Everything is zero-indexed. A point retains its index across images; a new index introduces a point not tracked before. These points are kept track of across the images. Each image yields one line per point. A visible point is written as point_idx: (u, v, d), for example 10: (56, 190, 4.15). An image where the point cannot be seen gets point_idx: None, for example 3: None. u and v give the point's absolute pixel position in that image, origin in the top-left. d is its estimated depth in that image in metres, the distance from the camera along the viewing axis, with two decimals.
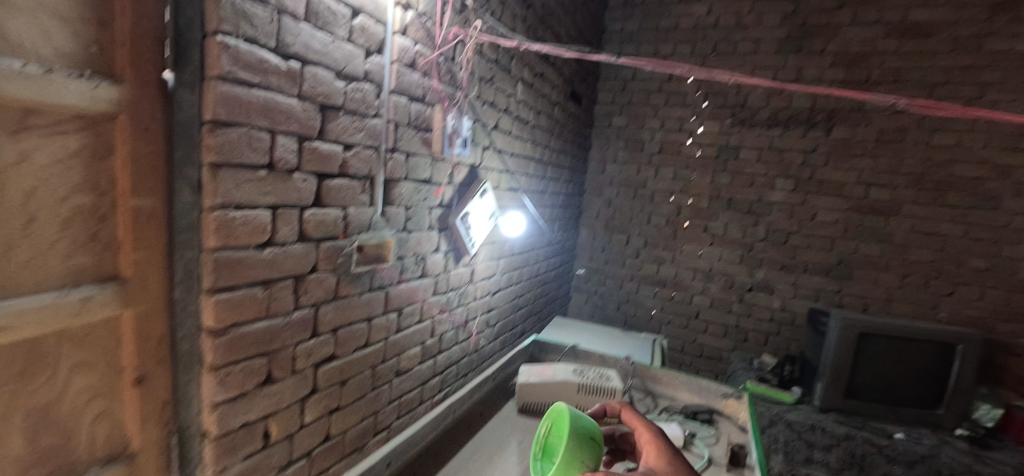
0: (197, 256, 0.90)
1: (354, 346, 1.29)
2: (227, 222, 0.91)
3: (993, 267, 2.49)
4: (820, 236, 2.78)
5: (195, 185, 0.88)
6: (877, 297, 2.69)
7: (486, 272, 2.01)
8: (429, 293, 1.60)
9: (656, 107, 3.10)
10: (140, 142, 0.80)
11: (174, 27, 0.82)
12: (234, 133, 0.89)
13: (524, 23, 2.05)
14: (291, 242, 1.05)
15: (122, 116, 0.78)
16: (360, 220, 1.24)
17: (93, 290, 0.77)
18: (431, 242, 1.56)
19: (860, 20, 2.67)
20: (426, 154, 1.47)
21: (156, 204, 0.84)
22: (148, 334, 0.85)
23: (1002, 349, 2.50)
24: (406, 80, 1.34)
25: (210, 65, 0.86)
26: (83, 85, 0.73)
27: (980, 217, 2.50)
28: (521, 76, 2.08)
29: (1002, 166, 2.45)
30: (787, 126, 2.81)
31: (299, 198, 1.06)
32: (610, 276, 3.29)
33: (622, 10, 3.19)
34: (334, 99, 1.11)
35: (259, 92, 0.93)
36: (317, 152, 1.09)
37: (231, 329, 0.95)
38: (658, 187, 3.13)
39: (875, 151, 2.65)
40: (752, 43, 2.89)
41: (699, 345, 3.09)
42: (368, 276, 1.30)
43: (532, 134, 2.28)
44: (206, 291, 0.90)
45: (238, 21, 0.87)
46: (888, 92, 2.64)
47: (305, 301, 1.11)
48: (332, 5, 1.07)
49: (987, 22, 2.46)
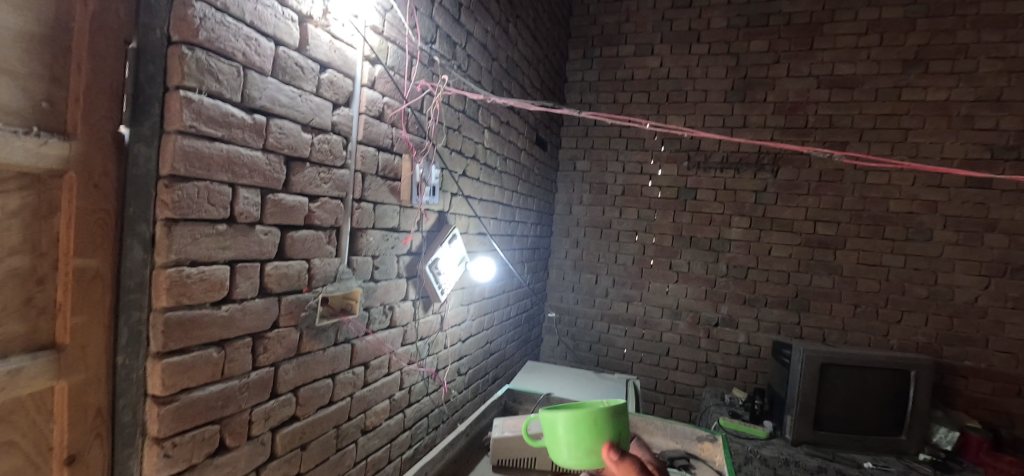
0: (145, 317, 0.84)
1: (317, 404, 1.22)
2: (181, 279, 0.87)
3: (933, 294, 2.67)
4: (777, 271, 2.91)
5: (148, 241, 0.84)
6: (834, 327, 2.81)
7: (456, 319, 1.97)
8: (398, 343, 1.55)
9: (617, 151, 3.25)
10: (89, 200, 0.76)
11: (134, 82, 0.80)
12: (193, 188, 0.87)
13: (489, 75, 2.14)
14: (250, 297, 1.01)
15: (72, 173, 0.74)
16: (326, 271, 1.21)
17: (25, 361, 0.70)
18: (399, 291, 1.53)
19: (794, 73, 2.95)
20: (394, 202, 1.47)
21: (103, 263, 0.79)
22: (84, 407, 0.77)
23: (951, 373, 2.63)
24: (375, 130, 1.35)
25: (170, 121, 0.84)
26: (30, 142, 0.69)
27: (916, 248, 2.70)
28: (488, 125, 2.15)
29: (929, 201, 2.68)
30: (738, 168, 2.99)
31: (261, 251, 1.02)
32: (581, 316, 3.30)
33: (581, 63, 3.40)
34: (301, 151, 1.11)
35: (222, 145, 0.92)
36: (281, 204, 1.07)
37: (181, 396, 0.88)
38: (623, 227, 3.22)
39: (818, 190, 2.85)
40: (702, 93, 3.12)
41: (672, 382, 3.10)
42: (333, 329, 1.25)
43: (499, 179, 2.33)
44: (155, 355, 0.85)
45: (202, 76, 0.87)
46: (824, 136, 2.88)
47: (264, 360, 1.05)
48: (300, 61, 1.09)
49: (901, 75, 2.77)
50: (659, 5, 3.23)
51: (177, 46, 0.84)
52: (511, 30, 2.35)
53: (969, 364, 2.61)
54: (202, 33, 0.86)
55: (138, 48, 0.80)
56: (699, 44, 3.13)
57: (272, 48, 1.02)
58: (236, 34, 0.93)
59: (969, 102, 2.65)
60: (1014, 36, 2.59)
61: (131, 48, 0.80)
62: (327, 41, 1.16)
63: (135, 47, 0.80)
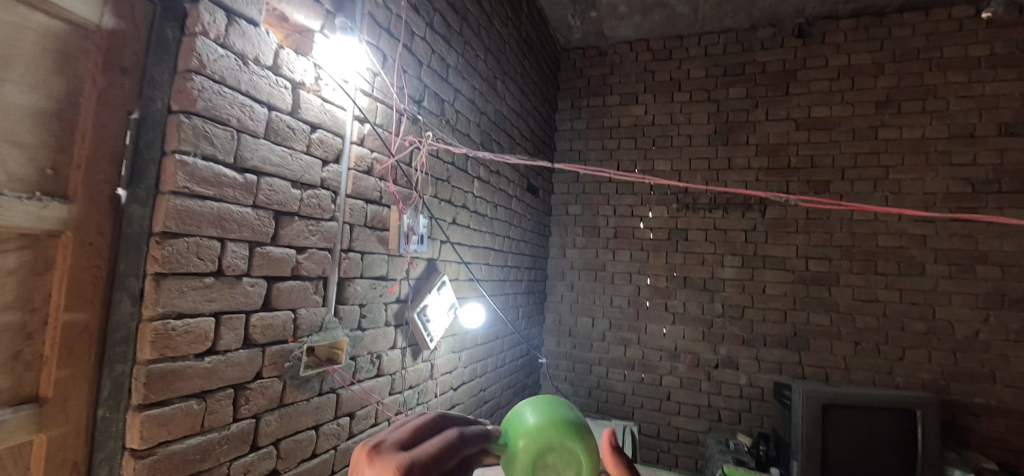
0: (129, 370, 0.87)
1: (299, 457, 1.21)
2: (166, 332, 0.89)
3: (933, 329, 2.63)
4: (773, 309, 2.90)
5: (136, 295, 0.87)
6: (837, 365, 2.76)
7: (447, 366, 1.97)
8: (385, 393, 1.55)
9: (608, 195, 3.34)
10: (83, 257, 0.82)
11: (134, 148, 0.87)
12: (183, 243, 0.92)
13: (478, 128, 2.26)
14: (234, 349, 1.03)
15: (68, 233, 0.80)
16: (312, 320, 1.24)
17: (6, 414, 0.73)
18: (387, 339, 1.54)
19: (773, 117, 3.08)
20: (382, 251, 1.52)
21: (91, 317, 0.83)
22: (61, 460, 0.79)
23: (962, 411, 2.55)
24: (363, 184, 1.42)
25: (165, 181, 0.90)
26: (32, 206, 0.76)
27: (910, 282, 2.69)
28: (478, 174, 2.24)
29: (917, 235, 2.71)
30: (726, 208, 3.06)
31: (247, 302, 1.06)
32: (579, 361, 3.25)
33: (570, 113, 3.57)
34: (290, 206, 1.17)
35: (213, 203, 0.98)
36: (269, 256, 1.12)
37: (158, 448, 0.89)
38: (617, 269, 3.25)
39: (807, 227, 2.89)
40: (686, 137, 3.24)
41: (675, 428, 3.00)
42: (318, 379, 1.26)
43: (491, 226, 2.40)
44: (135, 407, 0.86)
45: (197, 141, 0.94)
46: (808, 175, 2.95)
47: (245, 412, 1.06)
48: (291, 122, 1.17)
49: (875, 115, 2.88)
50: (641, 58, 3.43)
51: (176, 114, 0.92)
52: (499, 85, 2.50)
53: (979, 400, 2.53)
54: (200, 102, 0.94)
55: (139, 118, 0.88)
56: (681, 92, 3.30)
57: (265, 113, 1.10)
58: (231, 102, 1.01)
59: (944, 139, 2.75)
60: (979, 76, 2.73)
61: (133, 117, 0.88)
62: (318, 104, 1.25)
63: (137, 117, 0.88)
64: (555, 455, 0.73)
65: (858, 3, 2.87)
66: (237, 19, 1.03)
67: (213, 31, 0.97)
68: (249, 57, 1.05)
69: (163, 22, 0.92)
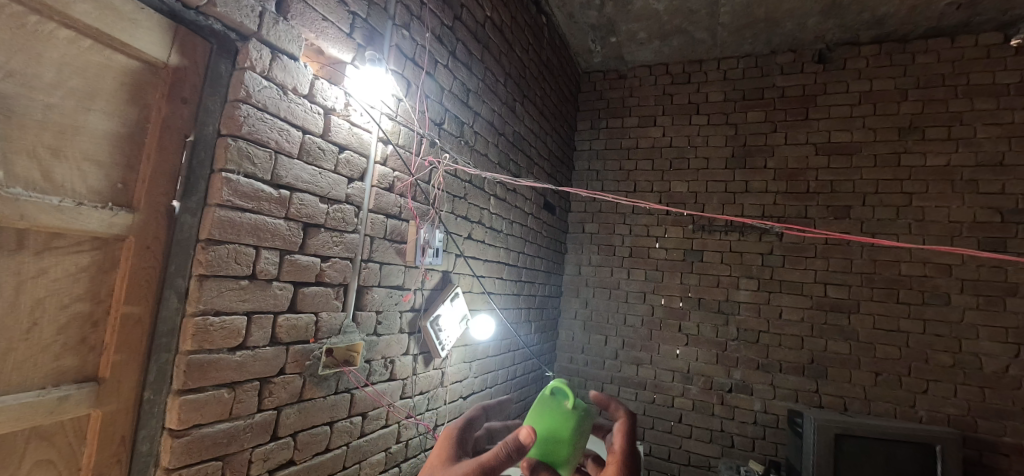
0: (172, 358, 1.00)
1: (314, 450, 1.31)
2: (205, 327, 1.02)
3: (958, 363, 2.55)
4: (789, 335, 2.87)
5: (182, 293, 1.01)
6: (856, 396, 2.69)
7: (458, 375, 2.06)
8: (397, 396, 1.64)
9: (624, 215, 3.39)
10: (141, 259, 0.95)
11: (188, 166, 1.01)
12: (223, 250, 1.05)
13: (496, 147, 2.37)
14: (262, 345, 1.15)
15: (131, 238, 0.94)
16: (332, 324, 1.35)
17: (71, 389, 0.87)
18: (401, 344, 1.64)
19: (792, 141, 3.08)
20: (399, 262, 1.63)
21: (144, 310, 0.96)
22: (112, 433, 0.92)
23: (991, 450, 2.43)
24: (384, 200, 1.54)
25: (211, 195, 1.04)
26: (105, 214, 0.91)
27: (934, 312, 2.62)
28: (494, 192, 2.35)
29: (943, 264, 2.64)
30: (742, 231, 3.07)
31: (275, 304, 1.17)
32: (590, 378, 3.27)
33: (589, 133, 3.67)
34: (317, 219, 1.29)
35: (251, 215, 1.11)
36: (297, 264, 1.23)
37: (192, 430, 1.00)
38: (632, 288, 3.28)
39: (825, 252, 2.86)
40: (703, 160, 3.27)
41: (686, 451, 2.96)
42: (335, 378, 1.37)
43: (506, 241, 2.49)
44: (175, 392, 0.99)
45: (240, 161, 1.07)
46: (827, 200, 2.93)
47: (268, 403, 1.17)
48: (322, 144, 1.30)
49: (898, 141, 2.85)
50: (659, 82, 3.51)
51: (224, 137, 1.05)
52: (518, 108, 2.62)
53: (1009, 440, 2.42)
54: (244, 127, 1.08)
55: (194, 140, 1.02)
56: (699, 115, 3.35)
57: (300, 136, 1.23)
58: (272, 127, 1.15)
59: (970, 167, 2.69)
60: (1007, 104, 2.68)
61: (189, 140, 1.02)
62: (346, 128, 1.38)
63: (193, 139, 1.02)
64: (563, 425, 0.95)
65: (880, 29, 2.87)
66: (281, 55, 1.17)
67: (259, 65, 1.11)
68: (288, 87, 1.19)
69: (218, 58, 1.07)
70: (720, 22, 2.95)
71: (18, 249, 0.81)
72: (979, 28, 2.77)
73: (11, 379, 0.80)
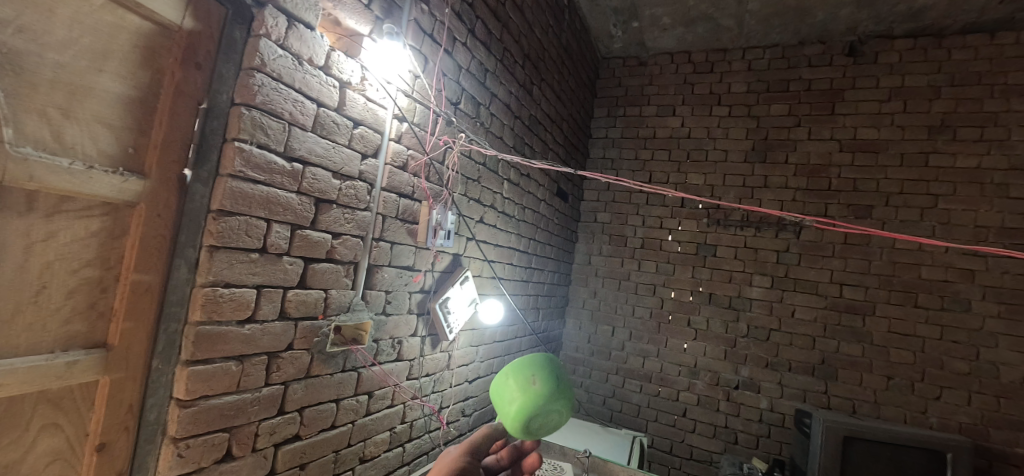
0: (181, 329, 0.98)
1: (320, 426, 1.31)
2: (215, 298, 1.00)
3: (974, 371, 2.49)
4: (801, 335, 2.82)
5: (192, 263, 0.99)
6: (865, 399, 2.64)
7: (464, 358, 2.05)
8: (403, 377, 1.64)
9: (638, 205, 3.33)
10: (152, 226, 0.94)
11: (200, 134, 0.98)
12: (235, 222, 1.03)
13: (512, 130, 2.33)
14: (271, 320, 1.13)
15: (141, 205, 0.93)
16: (341, 301, 1.34)
17: (80, 355, 0.86)
18: (408, 326, 1.63)
19: (815, 136, 2.99)
20: (410, 243, 1.61)
21: (154, 279, 0.95)
22: (120, 401, 0.91)
23: (1001, 461, 2.38)
24: (397, 178, 1.52)
25: (224, 165, 1.01)
26: (115, 179, 0.89)
27: (953, 318, 2.56)
28: (508, 176, 2.31)
29: (964, 270, 2.57)
30: (758, 227, 3.00)
31: (285, 279, 1.16)
32: (595, 368, 3.26)
33: (606, 120, 3.59)
34: (329, 195, 1.26)
35: (263, 187, 1.08)
36: (308, 239, 1.21)
37: (199, 401, 0.99)
38: (642, 280, 3.24)
39: (843, 252, 2.80)
40: (722, 152, 3.19)
41: (688, 446, 2.95)
42: (343, 356, 1.36)
43: (517, 227, 2.46)
44: (183, 362, 0.98)
45: (254, 131, 1.05)
46: (849, 199, 2.85)
47: (276, 378, 1.16)
48: (337, 118, 1.27)
49: (928, 140, 2.75)
50: (681, 70, 3.42)
51: (238, 106, 1.03)
52: (535, 91, 2.56)
53: (1021, 451, 2.36)
54: (258, 96, 1.05)
55: (207, 108, 0.99)
56: (720, 106, 3.26)
57: (314, 108, 1.20)
58: (286, 98, 1.12)
59: (1002, 171, 2.59)
60: None
61: (202, 107, 0.99)
62: (362, 102, 1.35)
63: (206, 107, 0.99)
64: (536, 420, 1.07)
65: (916, 22, 2.75)
66: (297, 23, 1.13)
67: (275, 33, 1.08)
68: (304, 58, 1.16)
69: (233, 24, 1.03)
70: (749, 9, 2.84)
71: (27, 210, 0.79)
72: (1022, 24, 2.64)
73: (20, 341, 0.80)
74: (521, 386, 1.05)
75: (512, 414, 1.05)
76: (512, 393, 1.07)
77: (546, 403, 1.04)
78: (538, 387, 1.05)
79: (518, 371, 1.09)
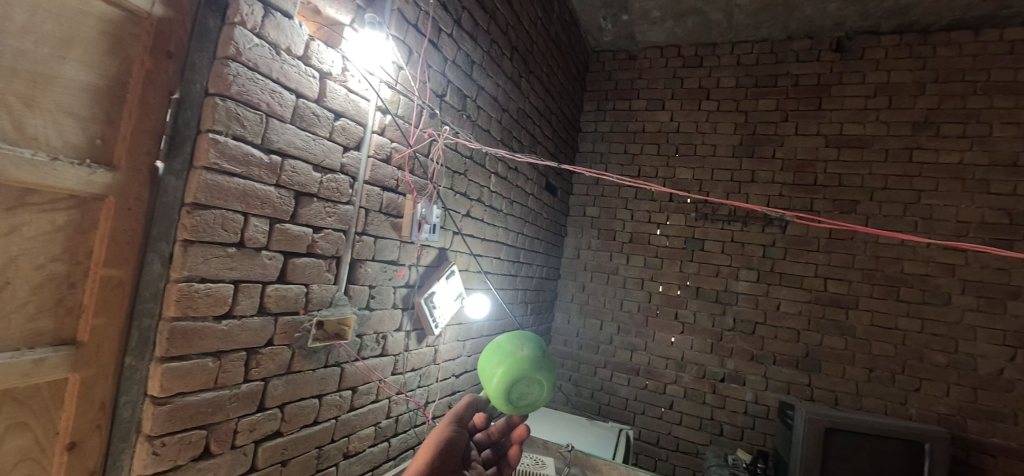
0: (154, 325, 0.96)
1: (302, 422, 1.30)
2: (190, 293, 0.98)
3: (953, 364, 2.54)
4: (786, 328, 2.85)
5: (166, 258, 0.96)
6: (848, 391, 2.69)
7: (451, 353, 2.04)
8: (388, 372, 1.63)
9: (626, 199, 3.33)
10: (122, 220, 0.91)
11: (172, 124, 0.96)
12: (210, 215, 1.00)
13: (499, 123, 2.31)
14: (249, 315, 1.11)
15: (111, 198, 0.90)
16: (323, 296, 1.32)
17: (47, 352, 0.84)
18: (393, 320, 1.62)
19: (803, 131, 3.00)
20: (394, 237, 1.59)
21: (125, 275, 0.92)
22: (90, 400, 0.89)
23: (978, 451, 2.44)
24: (381, 172, 1.50)
25: (198, 157, 0.99)
26: (82, 171, 0.86)
27: (933, 311, 2.61)
28: (495, 170, 2.29)
29: (945, 264, 2.61)
30: (746, 222, 3.02)
31: (264, 274, 1.14)
32: (584, 361, 3.28)
33: (595, 114, 3.58)
34: (309, 188, 1.24)
35: (240, 180, 1.06)
36: (288, 233, 1.19)
37: (175, 398, 0.98)
38: (630, 274, 3.25)
39: (829, 247, 2.83)
40: (710, 147, 3.20)
41: (675, 438, 2.98)
42: (325, 352, 1.35)
43: (504, 221, 2.45)
44: (157, 359, 0.96)
45: (229, 122, 1.02)
46: (834, 194, 2.88)
47: (255, 374, 1.14)
48: (317, 110, 1.25)
49: (912, 136, 2.78)
50: (670, 64, 3.41)
51: (212, 97, 1.00)
52: (524, 84, 2.54)
53: (996, 441, 2.42)
54: (233, 86, 1.02)
55: (180, 98, 0.97)
56: (709, 101, 3.26)
57: (293, 99, 1.17)
58: (263, 88, 1.09)
59: (983, 167, 2.63)
60: None
61: (174, 97, 0.96)
62: (343, 94, 1.32)
63: (178, 97, 0.97)
64: (517, 388, 1.21)
65: (903, 18, 2.77)
66: (274, 11, 1.10)
67: (251, 21, 1.05)
68: (282, 47, 1.13)
69: (206, 11, 0.99)
70: (737, 3, 2.83)
71: None
72: (1005, 22, 2.67)
73: None
74: (509, 352, 1.21)
75: (498, 375, 1.20)
76: (500, 358, 1.22)
77: (529, 369, 1.19)
78: (525, 354, 1.21)
79: (508, 342, 1.25)
